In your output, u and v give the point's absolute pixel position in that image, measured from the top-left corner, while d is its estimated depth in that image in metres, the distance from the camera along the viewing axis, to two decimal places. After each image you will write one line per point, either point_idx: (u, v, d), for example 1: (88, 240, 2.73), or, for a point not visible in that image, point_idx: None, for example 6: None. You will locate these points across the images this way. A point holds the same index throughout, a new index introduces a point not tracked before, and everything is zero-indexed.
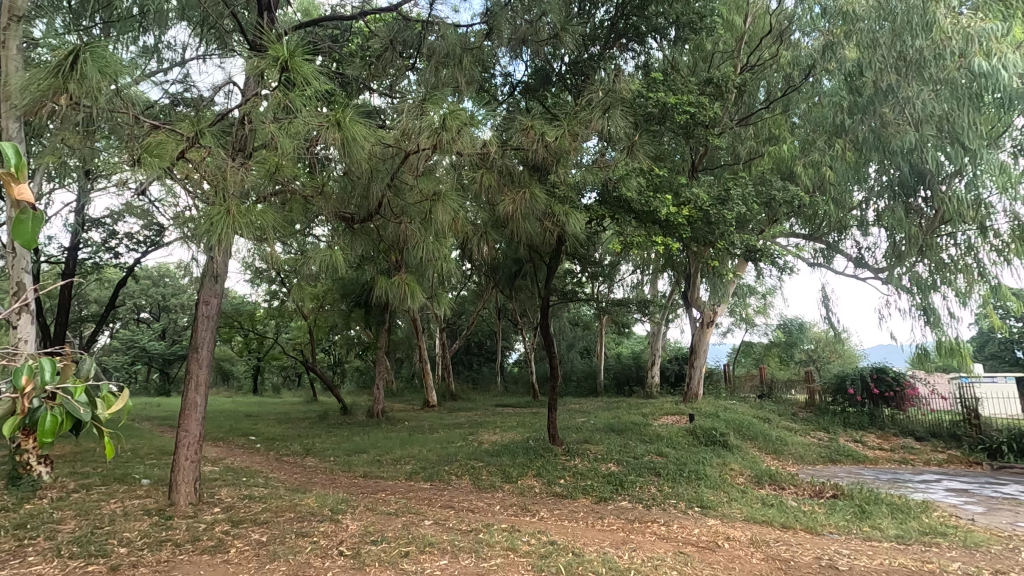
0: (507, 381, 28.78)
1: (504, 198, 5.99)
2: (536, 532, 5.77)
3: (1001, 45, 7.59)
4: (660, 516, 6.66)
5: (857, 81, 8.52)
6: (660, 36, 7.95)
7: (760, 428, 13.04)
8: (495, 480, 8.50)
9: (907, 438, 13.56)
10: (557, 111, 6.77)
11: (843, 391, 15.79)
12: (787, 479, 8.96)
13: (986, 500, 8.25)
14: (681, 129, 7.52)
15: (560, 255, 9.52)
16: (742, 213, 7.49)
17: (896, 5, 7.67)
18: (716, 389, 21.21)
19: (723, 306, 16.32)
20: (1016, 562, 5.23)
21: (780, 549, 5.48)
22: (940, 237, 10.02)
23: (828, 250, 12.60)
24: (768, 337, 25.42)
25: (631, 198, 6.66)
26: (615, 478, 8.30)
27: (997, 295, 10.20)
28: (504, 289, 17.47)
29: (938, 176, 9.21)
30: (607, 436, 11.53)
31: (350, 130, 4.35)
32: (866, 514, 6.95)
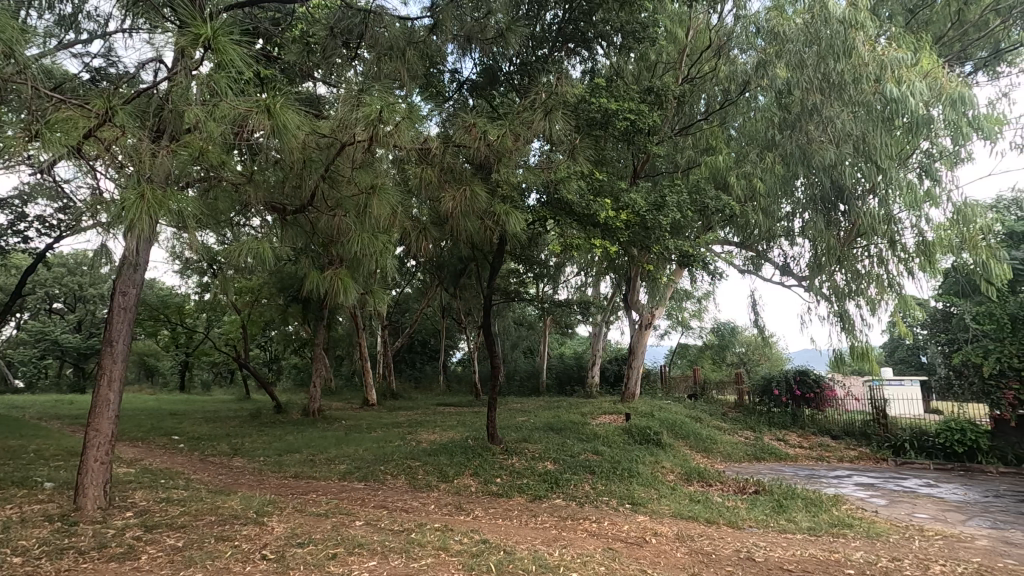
0: (450, 380, 28.68)
1: (445, 196, 5.94)
2: (469, 532, 5.75)
3: (909, 74, 8.28)
4: (592, 514, 6.80)
5: (787, 99, 9.15)
6: (606, 43, 8.18)
7: (692, 427, 13.56)
8: (430, 479, 8.41)
9: (824, 436, 14.50)
10: (503, 110, 6.83)
11: (769, 392, 16.74)
12: (714, 476, 9.37)
13: (889, 494, 8.94)
14: (622, 135, 7.73)
15: (502, 255, 9.51)
16: (677, 220, 7.80)
17: (822, 31, 8.61)
18: (653, 389, 21.86)
19: (661, 309, 16.78)
20: (910, 550, 5.68)
21: (703, 542, 5.72)
22: (856, 249, 10.52)
23: (757, 258, 13.27)
24: (703, 339, 26.46)
25: (571, 200, 6.78)
26: (551, 477, 8.42)
27: (905, 306, 10.95)
28: (448, 288, 17.34)
29: (855, 193, 9.54)
30: (546, 436, 11.66)
31: (280, 117, 4.10)
32: (783, 508, 7.37)
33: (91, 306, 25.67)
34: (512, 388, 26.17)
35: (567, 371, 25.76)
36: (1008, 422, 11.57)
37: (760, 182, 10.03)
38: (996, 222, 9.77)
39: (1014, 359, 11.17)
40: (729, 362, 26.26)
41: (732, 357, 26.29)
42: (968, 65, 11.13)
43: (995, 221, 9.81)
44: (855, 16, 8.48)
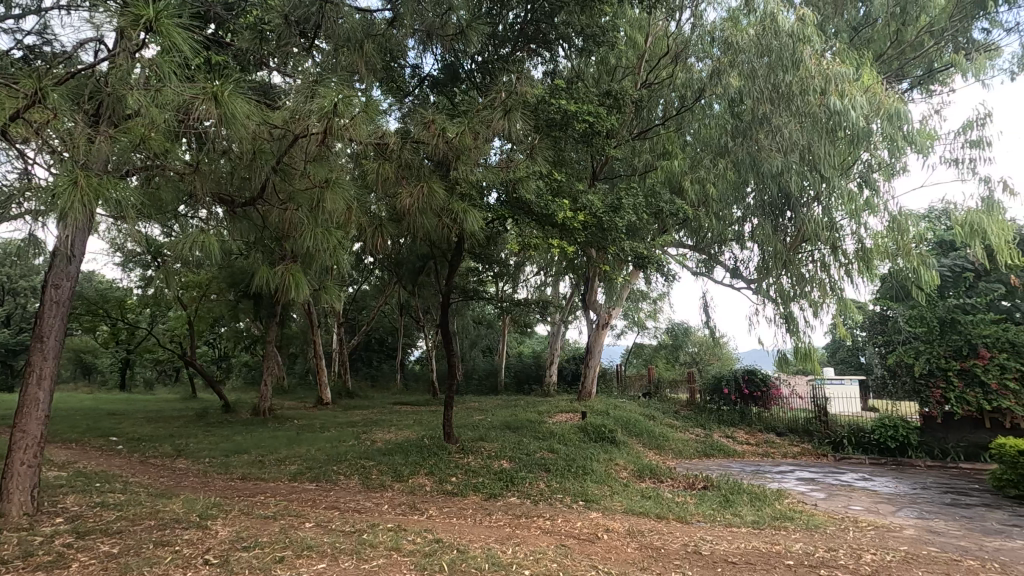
0: (408, 378, 28.39)
1: (402, 192, 5.87)
2: (422, 531, 5.71)
3: (851, 89, 8.71)
4: (546, 511, 6.87)
5: (738, 107, 9.49)
6: (567, 45, 8.26)
7: (645, 425, 13.87)
8: (385, 479, 8.31)
9: (769, 433, 15.08)
10: (463, 107, 6.82)
11: (718, 391, 17.28)
12: (665, 473, 9.60)
13: (828, 487, 9.40)
14: (581, 137, 7.83)
15: (461, 253, 9.45)
16: (633, 222, 7.97)
17: (772, 43, 8.98)
18: (608, 387, 22.24)
19: (618, 309, 17.05)
20: (845, 540, 5.98)
21: (653, 537, 5.87)
22: (801, 254, 10.75)
23: (709, 261, 13.69)
24: (657, 339, 27.11)
25: (529, 200, 6.80)
26: (506, 475, 8.45)
27: (845, 310, 11.53)
28: (407, 286, 17.16)
29: (801, 200, 9.93)
30: (502, 434, 11.68)
31: (227, 105, 3.95)
32: (729, 503, 7.63)
33: (21, 299, 24.14)
34: (470, 387, 26.10)
35: (525, 369, 25.88)
36: (935, 419, 12.36)
37: (712, 187, 10.36)
38: (927, 231, 10.41)
39: (942, 360, 11.90)
40: (682, 361, 26.95)
41: (685, 356, 26.99)
42: (905, 82, 11.80)
43: (927, 230, 10.44)
44: (802, 30, 8.90)
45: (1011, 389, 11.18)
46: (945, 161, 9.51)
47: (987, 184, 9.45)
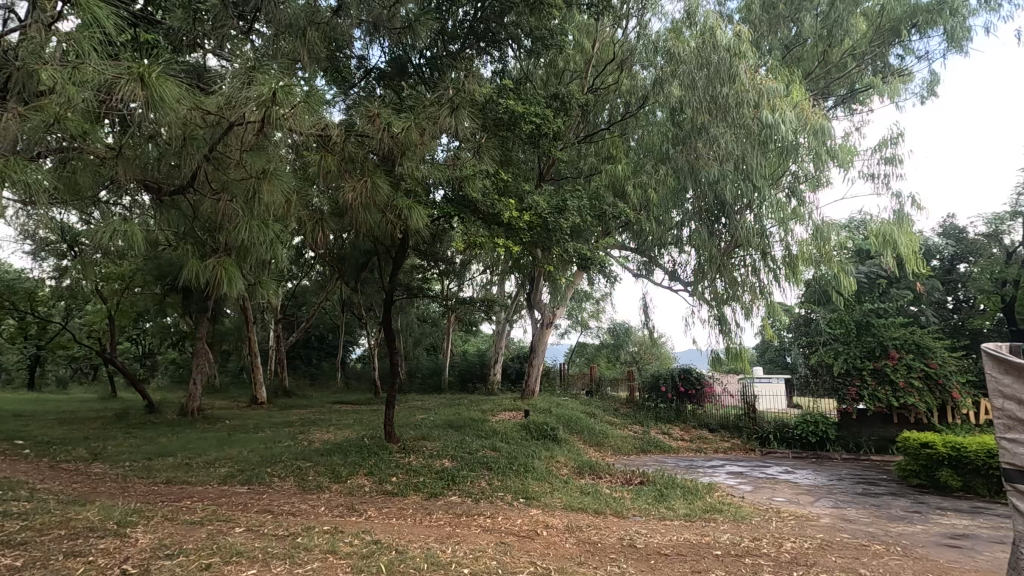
0: (349, 376, 27.74)
1: (345, 186, 5.72)
2: (360, 532, 5.60)
3: (781, 104, 9.24)
4: (487, 509, 6.90)
5: (679, 116, 9.87)
6: (516, 45, 8.31)
7: (586, 422, 14.17)
8: (322, 480, 8.09)
9: (703, 429, 15.75)
10: (409, 102, 6.74)
11: (656, 389, 17.88)
12: (604, 469, 9.83)
13: (755, 480, 9.92)
14: (528, 139, 7.90)
15: (405, 249, 9.32)
16: (577, 224, 8.13)
17: (710, 57, 9.41)
18: (551, 385, 22.55)
19: (562, 308, 17.29)
20: (768, 530, 6.34)
21: (590, 532, 6.02)
22: (734, 260, 11.19)
23: (649, 263, 14.13)
24: (600, 338, 27.77)
25: (476, 198, 6.78)
26: (447, 474, 8.39)
27: (773, 313, 12.16)
28: (349, 282, 16.70)
29: (734, 207, 10.09)
30: (445, 433, 11.62)
31: (155, 88, 3.73)
32: (664, 497, 7.92)
33: None
34: (413, 385, 25.78)
35: (469, 368, 25.82)
36: (850, 415, 13.26)
37: (653, 192, 10.70)
38: (847, 240, 11.17)
39: (858, 360, 12.78)
40: (623, 360, 27.69)
41: (626, 356, 27.70)
42: (830, 99, 12.58)
43: (847, 239, 11.20)
44: (738, 45, 9.36)
45: (916, 386, 12.10)
46: (863, 176, 10.23)
47: (899, 198, 10.23)
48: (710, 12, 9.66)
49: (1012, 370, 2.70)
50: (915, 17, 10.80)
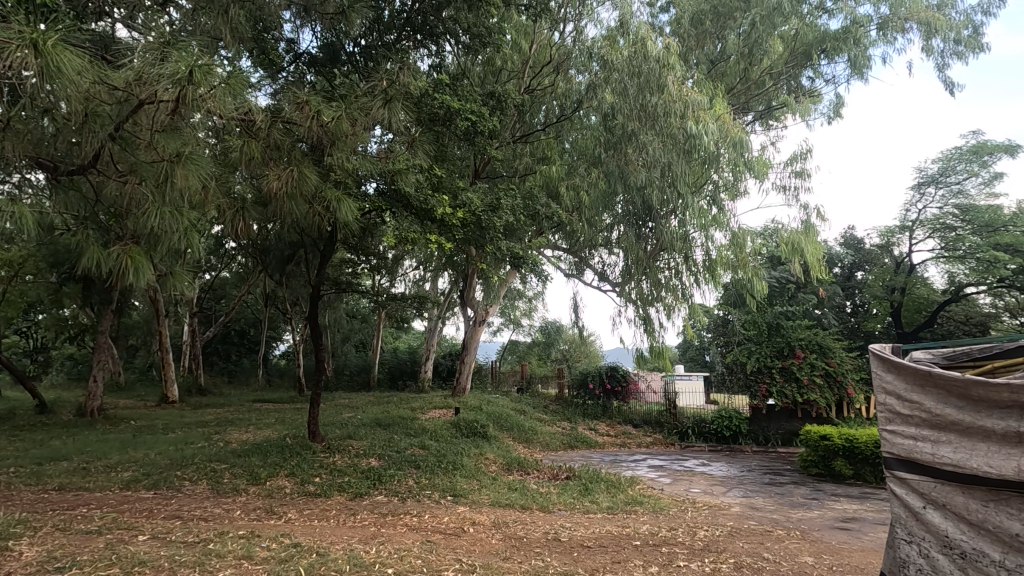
0: (271, 374, 26.54)
1: (269, 174, 5.50)
2: (278, 536, 5.37)
3: (704, 116, 9.73)
4: (414, 508, 6.82)
5: (611, 122, 10.21)
6: (453, 41, 8.23)
7: (516, 419, 14.32)
8: (238, 482, 7.69)
9: (627, 425, 16.34)
10: (339, 91, 6.58)
11: (584, 386, 18.37)
12: (532, 465, 9.98)
13: (673, 473, 10.42)
14: (463, 135, 7.86)
15: (334, 242, 9.02)
16: (510, 223, 8.19)
17: (640, 66, 9.81)
18: (482, 382, 22.60)
19: (495, 306, 17.39)
20: (683, 520, 6.69)
21: (516, 527, 6.10)
22: (660, 262, 11.63)
23: (579, 264, 14.47)
24: (531, 336, 28.13)
25: (408, 193, 6.70)
26: (374, 473, 8.22)
27: (693, 314, 12.81)
28: (273, 275, 15.95)
29: (660, 212, 10.42)
30: (373, 432, 11.37)
31: (52, 57, 3.39)
32: (588, 491, 8.16)
33: None
34: (341, 383, 25.02)
35: (400, 365, 25.38)
36: (760, 411, 14.20)
37: (585, 194, 10.94)
38: (761, 247, 11.95)
39: (768, 359, 13.71)
40: (553, 358, 28.17)
41: (556, 354, 28.18)
42: (750, 114, 13.40)
43: (761, 246, 11.97)
44: (667, 57, 9.77)
45: (817, 384, 13.08)
46: (776, 187, 10.97)
47: (806, 210, 11.05)
48: (643, 23, 10.01)
49: (894, 368, 3.05)
50: (824, 43, 11.70)
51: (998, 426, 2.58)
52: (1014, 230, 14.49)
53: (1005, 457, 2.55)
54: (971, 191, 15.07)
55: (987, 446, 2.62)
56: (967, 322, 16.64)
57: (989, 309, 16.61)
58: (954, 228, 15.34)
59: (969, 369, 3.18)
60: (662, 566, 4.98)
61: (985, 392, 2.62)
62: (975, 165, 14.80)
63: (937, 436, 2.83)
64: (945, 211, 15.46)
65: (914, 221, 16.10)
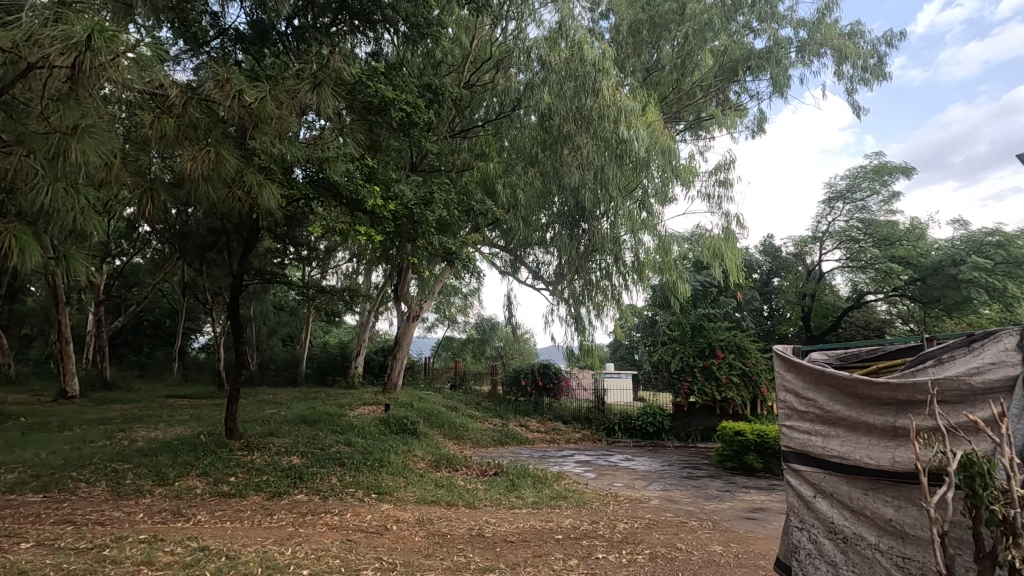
0: (188, 368, 25.02)
1: (184, 154, 5.17)
2: (184, 539, 5.06)
3: (636, 122, 9.99)
4: (335, 507, 6.61)
5: (548, 122, 10.38)
6: (391, 30, 8.01)
7: (447, 416, 14.24)
8: (143, 483, 7.18)
9: (557, 422, 16.66)
10: (266, 71, 6.29)
11: (517, 383, 18.56)
12: (461, 461, 9.95)
13: (598, 468, 10.73)
14: (398, 127, 7.70)
15: (258, 229, 8.61)
16: (443, 218, 8.09)
17: (578, 69, 9.98)
18: (415, 378, 22.29)
19: (429, 302, 17.20)
20: (605, 513, 6.87)
21: (441, 524, 6.06)
22: (592, 263, 11.87)
23: (513, 262, 14.58)
24: (466, 333, 28.00)
25: (337, 181, 6.54)
26: (295, 471, 7.93)
27: (623, 314, 13.20)
28: (192, 263, 15.03)
29: (594, 214, 10.69)
30: (296, 429, 10.96)
31: None
32: (514, 487, 8.23)
33: None
34: (265, 378, 23.92)
35: (329, 360, 24.57)
36: (682, 408, 14.88)
37: (521, 193, 11.01)
38: (687, 251, 12.47)
39: (690, 358, 14.35)
40: (488, 355, 28.15)
41: (490, 350, 28.18)
42: (681, 123, 13.96)
43: (687, 250, 12.49)
44: (603, 63, 9.99)
45: (734, 382, 13.80)
46: (702, 195, 11.49)
47: (728, 218, 11.64)
48: (581, 28, 10.20)
49: (792, 366, 3.31)
50: (749, 60, 12.36)
51: (878, 421, 2.82)
52: (908, 244, 15.92)
53: (882, 449, 2.79)
54: (872, 207, 16.44)
55: (869, 440, 2.86)
56: (866, 327, 18.18)
57: (884, 316, 18.24)
58: (858, 240, 16.67)
59: (857, 368, 3.48)
60: (581, 558, 5.11)
61: (868, 390, 2.86)
62: (877, 183, 16.14)
63: (828, 431, 3.07)
64: (851, 224, 16.76)
65: (824, 232, 17.36)
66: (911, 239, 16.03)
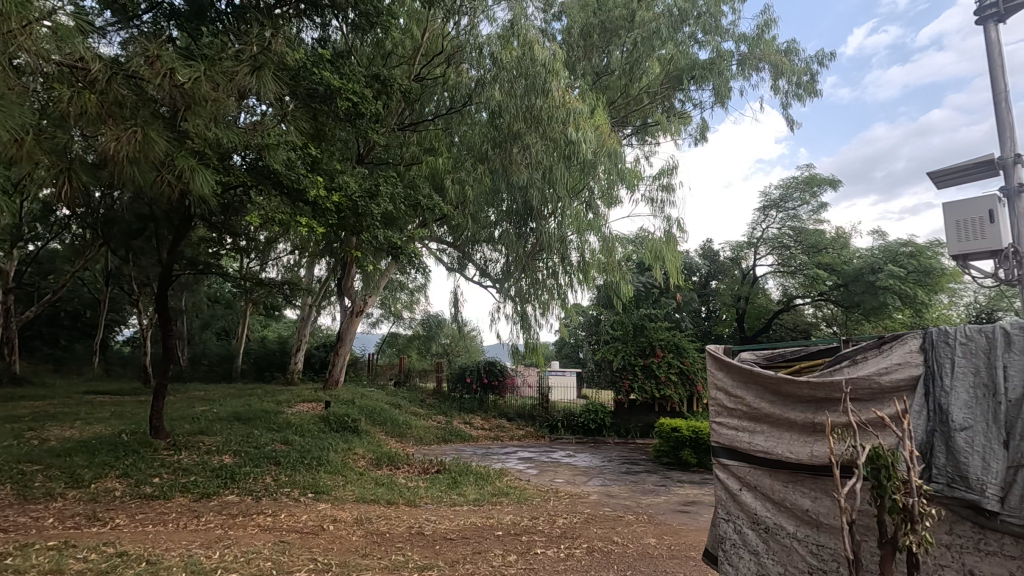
0: (110, 363, 23.43)
1: (107, 133, 4.81)
2: (99, 545, 4.75)
3: (584, 124, 10.16)
4: (269, 507, 6.38)
5: (498, 120, 10.42)
6: (339, 16, 7.79)
7: (390, 413, 14.02)
8: (54, 486, 6.67)
9: (502, 419, 16.73)
10: (201, 51, 6.01)
11: (462, 380, 18.50)
12: (403, 459, 9.81)
13: (541, 464, 10.85)
14: (343, 117, 7.50)
15: (190, 216, 8.16)
16: (389, 212, 7.92)
17: (529, 68, 10.05)
18: (357, 375, 21.78)
19: (374, 297, 16.85)
20: (545, 509, 6.96)
21: (379, 523, 5.96)
22: (539, 262, 11.97)
23: (461, 258, 14.50)
24: (411, 329, 27.60)
25: (277, 169, 6.34)
26: (226, 471, 7.57)
27: (568, 313, 13.39)
28: (117, 251, 14.10)
29: (542, 213, 10.80)
30: (228, 427, 10.49)
31: None
32: (456, 484, 8.20)
33: None
34: (196, 373, 22.76)
35: (267, 356, 23.64)
36: (623, 405, 15.28)
37: (469, 189, 10.95)
38: (631, 252, 12.79)
39: (631, 357, 14.72)
40: (434, 352, 27.84)
41: (436, 347, 27.88)
42: (628, 128, 14.29)
43: (631, 251, 12.81)
44: (553, 64, 10.08)
45: (673, 380, 14.25)
46: (646, 198, 11.81)
47: (670, 221, 12.03)
48: (531, 27, 10.26)
49: (722, 365, 3.46)
50: (694, 70, 12.80)
51: (798, 417, 2.99)
52: (833, 252, 17.00)
53: (801, 444, 2.97)
54: (803, 216, 17.42)
55: (790, 435, 3.03)
56: (794, 329, 19.23)
57: (811, 319, 19.36)
58: (789, 247, 17.60)
59: (781, 368, 3.68)
60: (520, 553, 5.15)
61: (790, 388, 3.03)
62: (807, 194, 17.11)
63: (754, 427, 3.22)
64: (783, 231, 17.69)
65: (759, 239, 18.25)
66: (836, 247, 17.11)
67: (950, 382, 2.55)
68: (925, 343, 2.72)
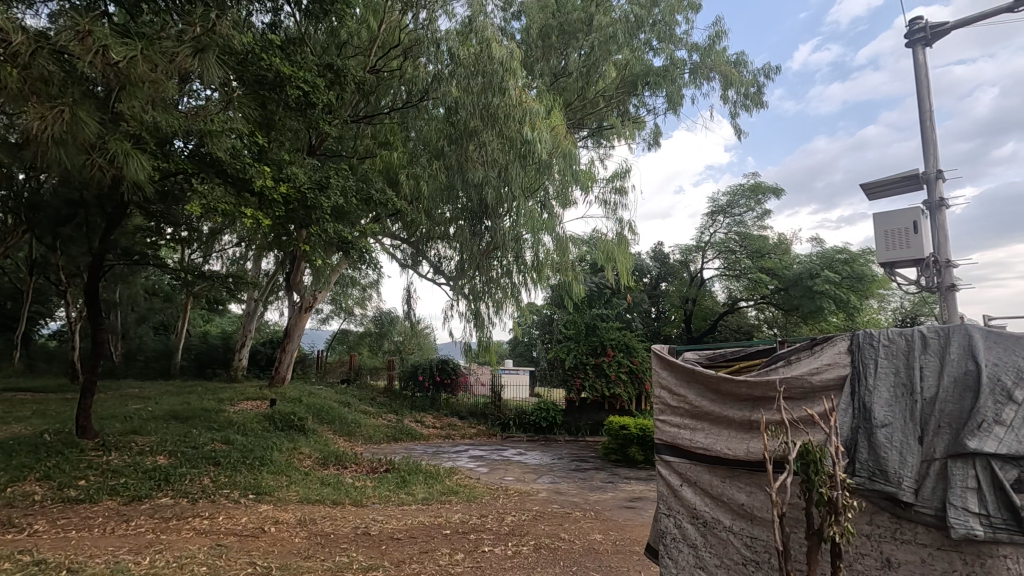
0: (34, 358, 21.85)
1: (30, 110, 4.48)
2: (14, 553, 4.41)
3: (540, 124, 10.23)
4: (206, 509, 6.11)
5: (454, 116, 10.35)
6: (291, 2, 7.54)
7: (339, 411, 13.69)
8: None
9: (454, 417, 16.62)
10: (138, 29, 5.69)
11: (414, 379, 18.30)
12: (351, 459, 9.61)
13: (491, 462, 10.85)
14: (294, 106, 7.26)
15: (125, 203, 7.71)
16: (340, 205, 7.71)
17: (486, 66, 10.02)
18: (305, 372, 21.15)
19: (324, 293, 16.42)
20: (494, 507, 6.96)
21: (324, 524, 5.81)
22: (494, 260, 11.95)
23: (415, 255, 14.31)
24: (363, 326, 27.04)
25: (220, 157, 6.09)
26: (160, 473, 7.19)
27: (521, 312, 13.44)
28: (43, 238, 13.17)
29: (497, 211, 10.78)
30: (164, 426, 9.97)
31: None
32: (404, 484, 8.09)
33: None
34: (131, 370, 21.54)
35: (209, 352, 22.64)
36: (574, 403, 15.51)
37: (424, 185, 10.83)
38: (585, 252, 12.97)
39: (583, 356, 14.93)
40: (386, 349, 27.36)
41: (389, 345, 27.37)
42: (584, 130, 14.48)
43: (585, 251, 12.97)
44: (511, 62, 10.08)
45: (623, 379, 14.51)
46: (599, 200, 12.00)
47: (622, 224, 12.26)
48: (490, 25, 10.25)
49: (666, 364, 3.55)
50: (648, 76, 13.09)
51: (736, 415, 3.10)
52: (774, 257, 17.91)
53: (739, 441, 3.09)
54: (748, 222, 18.14)
55: (728, 432, 3.15)
56: (738, 330, 19.98)
57: (754, 320, 20.15)
58: (734, 252, 18.28)
59: (721, 368, 3.81)
60: (467, 552, 5.14)
61: (729, 387, 3.15)
62: (752, 201, 17.87)
63: (695, 424, 3.33)
64: (729, 236, 18.36)
65: (707, 243, 18.87)
66: (777, 253, 17.92)
67: (873, 381, 2.71)
68: (853, 345, 2.89)
